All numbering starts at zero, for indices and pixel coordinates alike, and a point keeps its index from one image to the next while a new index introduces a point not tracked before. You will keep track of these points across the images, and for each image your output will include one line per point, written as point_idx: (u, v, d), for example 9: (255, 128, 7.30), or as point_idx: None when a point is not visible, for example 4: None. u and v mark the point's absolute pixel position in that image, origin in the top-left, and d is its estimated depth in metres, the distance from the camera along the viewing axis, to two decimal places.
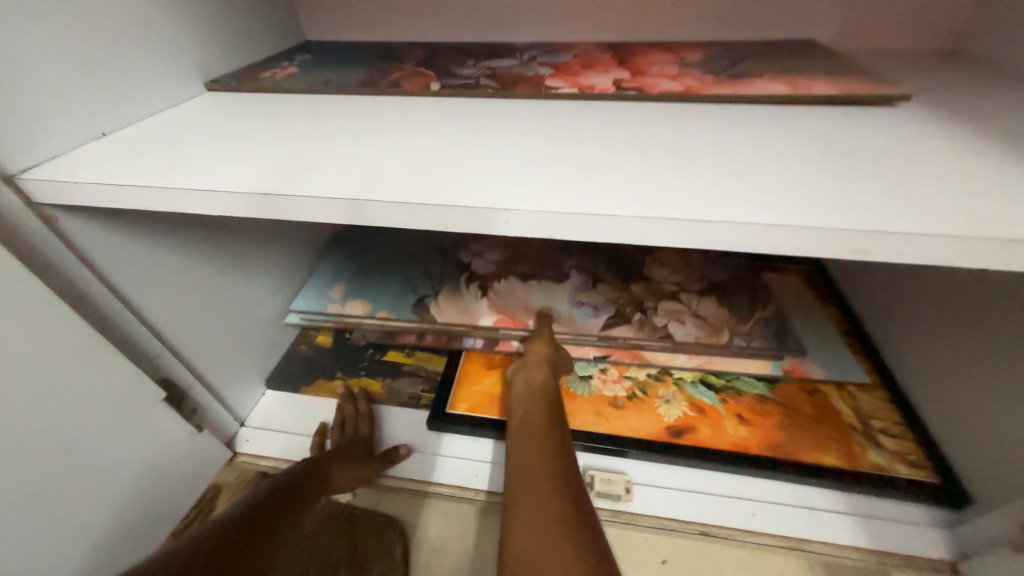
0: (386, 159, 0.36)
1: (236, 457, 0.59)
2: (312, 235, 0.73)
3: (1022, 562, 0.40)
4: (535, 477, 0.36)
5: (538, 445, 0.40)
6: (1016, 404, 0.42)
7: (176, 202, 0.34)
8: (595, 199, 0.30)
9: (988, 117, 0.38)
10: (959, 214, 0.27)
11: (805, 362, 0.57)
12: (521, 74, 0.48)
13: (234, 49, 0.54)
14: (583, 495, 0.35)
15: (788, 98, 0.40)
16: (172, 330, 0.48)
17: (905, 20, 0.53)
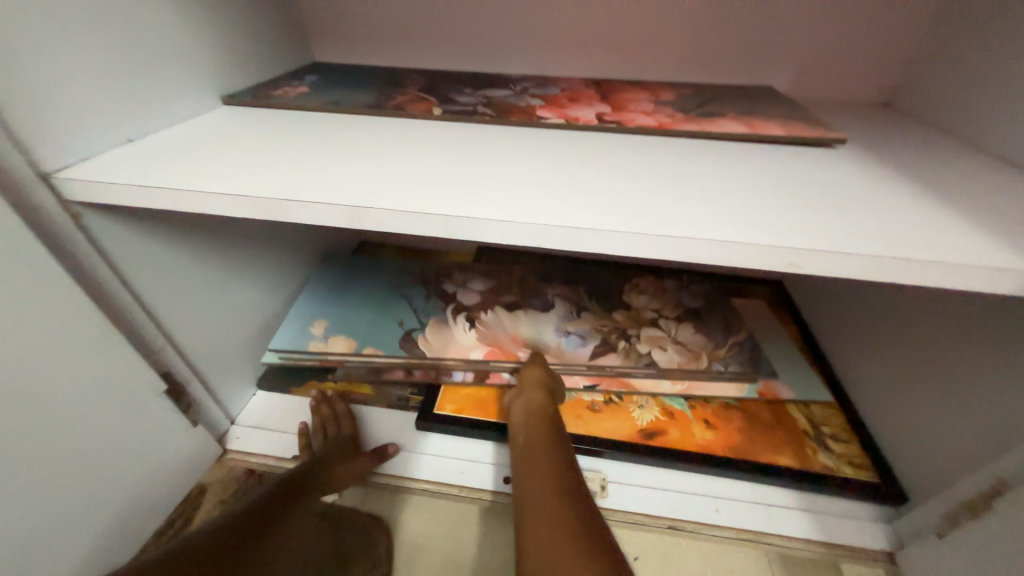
0: (395, 173, 0.40)
1: (225, 456, 0.60)
2: (308, 243, 0.76)
3: (947, 549, 0.45)
4: (544, 497, 0.40)
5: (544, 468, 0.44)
6: (943, 407, 0.48)
7: (198, 203, 0.38)
8: (579, 214, 0.34)
9: (910, 159, 0.44)
10: (878, 236, 0.33)
11: (777, 384, 0.63)
12: (515, 104, 0.54)
13: (249, 68, 0.58)
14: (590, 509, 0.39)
15: (745, 137, 0.46)
16: (175, 326, 0.50)
17: (848, 75, 0.61)
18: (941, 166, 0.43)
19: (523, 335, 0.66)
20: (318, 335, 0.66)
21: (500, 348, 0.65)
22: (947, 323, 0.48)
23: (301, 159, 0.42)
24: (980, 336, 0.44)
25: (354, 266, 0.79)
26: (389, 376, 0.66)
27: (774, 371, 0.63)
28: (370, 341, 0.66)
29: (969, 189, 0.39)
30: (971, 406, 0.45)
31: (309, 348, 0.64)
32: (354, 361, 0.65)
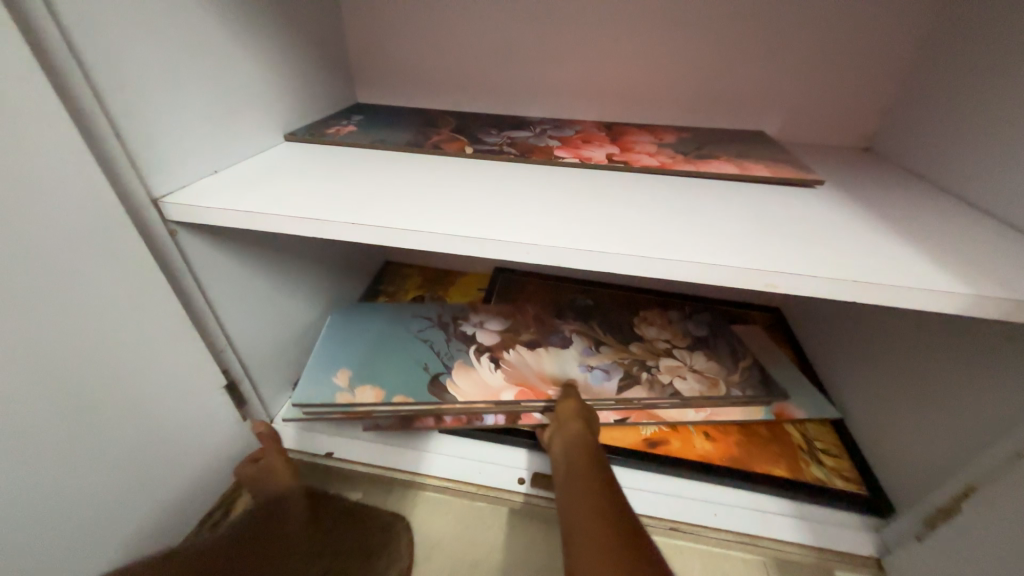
0: (435, 201, 0.47)
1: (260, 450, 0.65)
2: (343, 262, 0.84)
3: (929, 554, 0.49)
4: (589, 514, 0.41)
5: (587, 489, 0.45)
6: (922, 420, 0.53)
7: (273, 223, 0.45)
8: (593, 239, 0.41)
9: (880, 198, 0.51)
10: (844, 262, 0.39)
11: (789, 405, 0.67)
12: (536, 145, 0.62)
13: (307, 110, 0.67)
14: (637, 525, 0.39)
15: (736, 176, 0.53)
16: (233, 331, 0.57)
17: (832, 124, 0.69)
18: (909, 205, 0.49)
19: (549, 373, 0.68)
20: (343, 387, 0.66)
21: (529, 388, 0.66)
22: (922, 343, 0.53)
23: (354, 190, 0.49)
24: (950, 354, 0.49)
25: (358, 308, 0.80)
26: (420, 424, 0.66)
27: (786, 393, 0.67)
28: (400, 388, 0.66)
29: (929, 224, 0.45)
30: (943, 420, 0.49)
31: (337, 400, 0.64)
32: (384, 410, 0.64)
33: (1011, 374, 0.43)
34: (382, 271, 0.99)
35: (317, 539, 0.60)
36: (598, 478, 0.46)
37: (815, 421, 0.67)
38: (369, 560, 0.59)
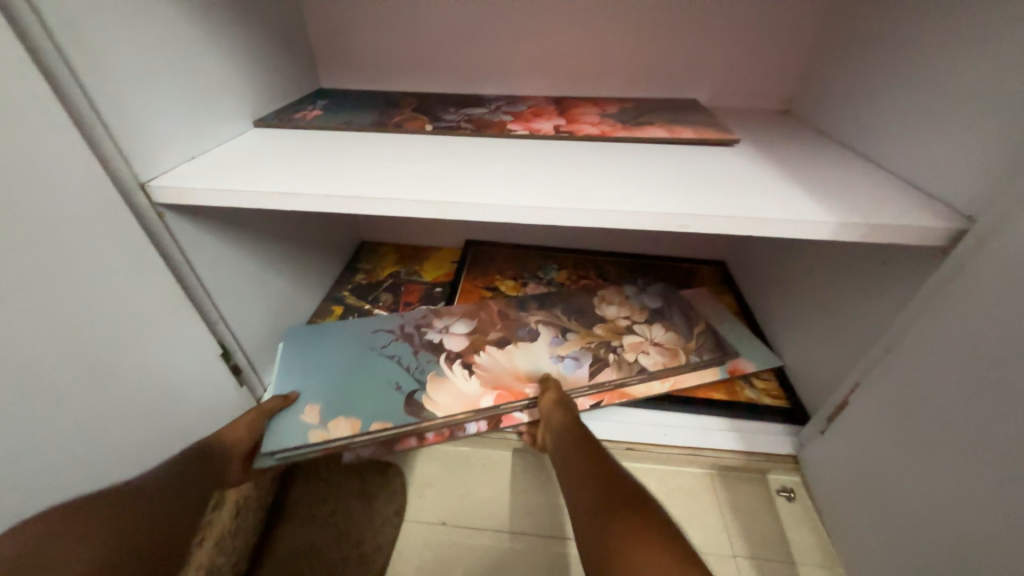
0: (400, 173, 0.52)
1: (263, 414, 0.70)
2: (321, 243, 0.88)
3: (831, 446, 0.60)
4: (604, 508, 0.44)
5: (594, 483, 0.48)
6: (834, 340, 0.63)
7: (257, 199, 0.50)
8: (538, 196, 0.48)
9: (785, 151, 0.60)
10: (746, 203, 0.47)
11: (741, 360, 0.75)
12: (491, 120, 0.68)
13: (273, 96, 0.71)
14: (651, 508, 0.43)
15: (666, 139, 0.61)
16: (224, 310, 0.62)
17: (755, 90, 0.77)
18: (808, 156, 0.58)
19: (522, 371, 0.71)
20: (315, 423, 0.64)
21: (506, 390, 0.69)
22: (834, 274, 0.63)
23: (327, 167, 0.54)
24: (856, 282, 0.59)
25: (313, 328, 0.78)
26: (404, 446, 0.68)
27: (737, 351, 0.76)
28: (376, 414, 0.65)
29: (820, 170, 0.54)
30: (850, 335, 0.60)
31: (312, 439, 0.62)
32: (364, 438, 0.63)
33: (892, 290, 0.52)
34: (359, 251, 1.04)
35: (326, 485, 0.69)
36: (600, 469, 0.50)
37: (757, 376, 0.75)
38: (369, 500, 0.67)
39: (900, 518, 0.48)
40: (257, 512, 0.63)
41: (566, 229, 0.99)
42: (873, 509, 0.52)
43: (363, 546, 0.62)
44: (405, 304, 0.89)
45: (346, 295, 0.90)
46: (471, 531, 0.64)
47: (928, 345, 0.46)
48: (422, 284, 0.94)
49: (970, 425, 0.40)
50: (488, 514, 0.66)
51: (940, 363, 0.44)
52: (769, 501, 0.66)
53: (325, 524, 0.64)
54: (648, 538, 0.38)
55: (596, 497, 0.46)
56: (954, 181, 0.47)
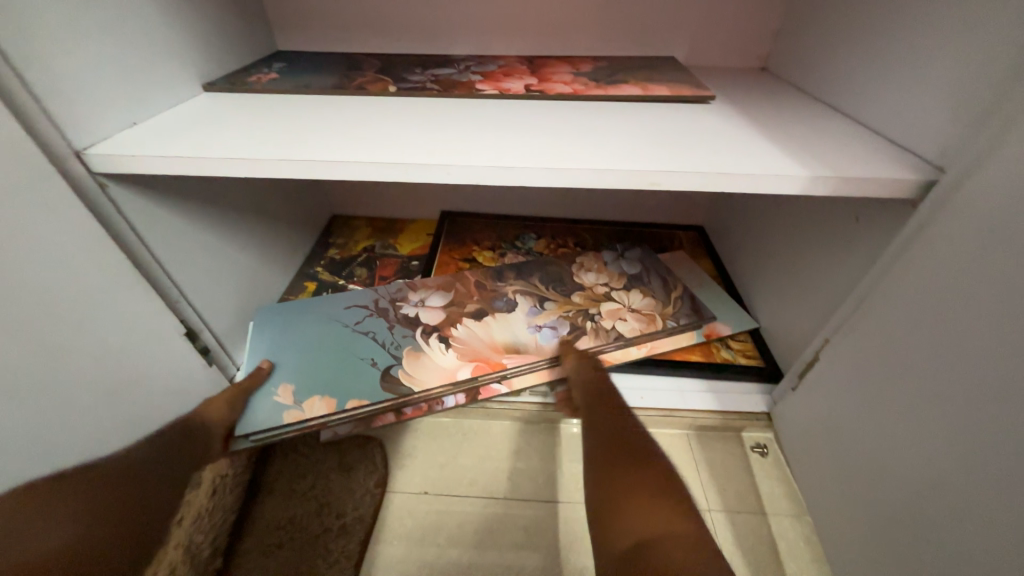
0: (361, 136, 0.50)
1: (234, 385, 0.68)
2: (289, 217, 0.85)
3: (802, 402, 0.61)
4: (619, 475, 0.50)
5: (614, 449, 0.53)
6: (808, 299, 0.64)
7: (210, 167, 0.47)
8: (506, 156, 0.46)
9: (760, 107, 0.58)
10: (717, 159, 0.46)
11: (717, 323, 0.76)
12: (459, 80, 0.64)
13: (223, 58, 0.66)
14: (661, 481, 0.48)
15: (639, 96, 0.59)
16: (186, 287, 0.59)
17: (734, 47, 0.75)
18: (783, 112, 0.57)
19: (500, 342, 0.70)
20: (289, 404, 0.63)
21: (484, 362, 0.68)
22: (809, 232, 0.63)
23: (283, 131, 0.51)
24: (828, 239, 0.59)
25: (285, 305, 0.76)
26: (381, 422, 0.66)
27: (713, 314, 0.77)
28: (351, 392, 0.64)
29: (794, 125, 0.53)
30: (823, 293, 0.60)
31: (286, 420, 0.61)
32: (341, 416, 0.62)
33: (863, 245, 0.53)
34: (331, 225, 1.00)
35: (306, 460, 0.68)
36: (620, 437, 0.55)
37: (734, 337, 0.76)
38: (349, 473, 0.67)
39: (867, 466, 0.49)
40: (236, 489, 0.63)
41: (544, 197, 0.97)
42: (840, 459, 0.54)
43: (345, 518, 0.62)
44: (381, 278, 0.87)
45: (319, 271, 0.88)
46: (453, 499, 0.65)
47: (895, 298, 0.46)
48: (397, 257, 0.92)
49: (937, 375, 0.41)
50: (470, 482, 0.67)
51: (910, 315, 0.44)
52: (742, 457, 0.68)
53: (307, 498, 0.64)
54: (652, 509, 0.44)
55: (608, 466, 0.51)
56: (924, 132, 0.46)
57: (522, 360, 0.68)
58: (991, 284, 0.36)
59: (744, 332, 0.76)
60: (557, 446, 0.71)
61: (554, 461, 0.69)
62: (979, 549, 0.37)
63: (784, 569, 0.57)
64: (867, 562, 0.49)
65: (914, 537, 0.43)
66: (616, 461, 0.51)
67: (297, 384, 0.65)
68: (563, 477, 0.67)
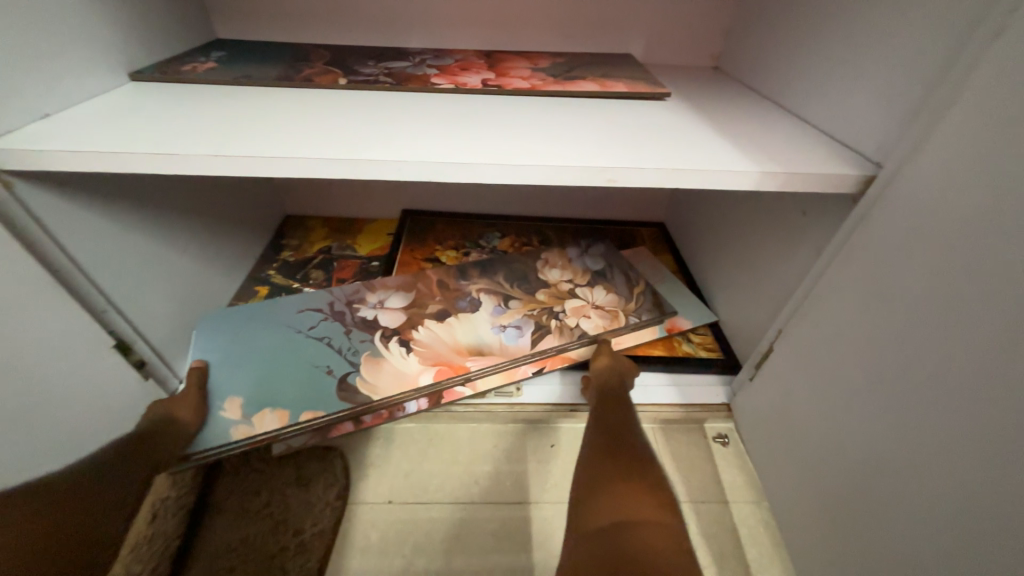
0: (307, 131, 0.47)
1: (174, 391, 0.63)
2: (235, 217, 0.79)
3: (758, 393, 0.64)
4: (610, 467, 0.50)
5: (613, 443, 0.54)
6: (763, 291, 0.66)
7: (134, 163, 0.43)
8: (461, 153, 0.44)
9: (713, 105, 0.59)
10: (672, 155, 0.46)
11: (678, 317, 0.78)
12: (414, 74, 0.62)
13: (152, 46, 0.60)
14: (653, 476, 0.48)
15: (597, 92, 0.58)
16: (115, 295, 0.54)
17: (689, 45, 0.76)
18: (735, 109, 0.58)
19: (463, 344, 0.69)
20: (237, 418, 0.59)
21: (446, 365, 0.66)
22: (763, 226, 0.65)
23: (220, 124, 0.47)
24: (779, 232, 0.61)
25: (232, 310, 0.71)
26: (339, 432, 0.65)
27: (675, 309, 0.78)
28: (305, 403, 0.61)
29: (745, 122, 0.54)
30: (777, 285, 0.62)
31: (234, 436, 0.57)
32: (292, 429, 0.59)
33: (813, 237, 0.55)
34: (284, 226, 0.95)
35: (260, 476, 0.64)
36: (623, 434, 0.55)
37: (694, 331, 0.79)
38: (307, 487, 0.63)
39: (819, 450, 0.51)
40: (179, 512, 0.58)
41: (507, 194, 0.95)
42: (794, 445, 0.56)
43: (303, 534, 0.59)
44: (339, 280, 0.83)
45: (271, 274, 0.83)
46: (419, 507, 0.62)
47: (840, 290, 0.48)
48: (356, 258, 0.88)
49: (882, 361, 0.43)
50: (436, 488, 0.65)
51: (854, 305, 0.46)
52: (704, 448, 0.69)
53: (261, 516, 0.60)
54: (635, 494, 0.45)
55: (595, 459, 0.52)
56: (864, 129, 0.48)
57: (485, 362, 0.67)
58: (930, 273, 0.38)
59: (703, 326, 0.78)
60: (524, 446, 0.70)
61: (522, 462, 0.68)
62: (923, 525, 0.38)
63: (745, 555, 0.58)
64: (821, 542, 0.51)
65: (864, 517, 0.45)
66: (603, 455, 0.52)
67: (246, 396, 0.61)
68: (531, 477, 0.66)
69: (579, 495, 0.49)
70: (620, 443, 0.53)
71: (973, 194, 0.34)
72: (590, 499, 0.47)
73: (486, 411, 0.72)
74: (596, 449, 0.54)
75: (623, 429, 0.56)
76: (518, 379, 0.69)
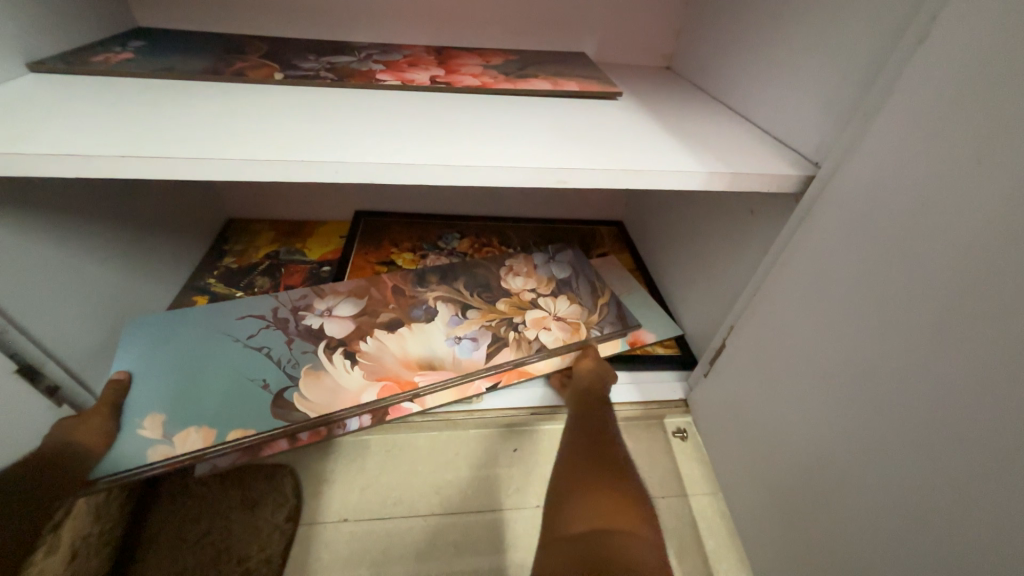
0: (232, 130, 0.43)
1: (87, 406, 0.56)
2: (166, 222, 0.73)
3: (711, 388, 0.65)
4: (595, 480, 0.50)
5: (598, 459, 0.53)
6: (716, 289, 0.67)
7: (26, 165, 0.38)
8: (403, 153, 0.42)
9: (663, 105, 0.60)
10: (622, 156, 0.46)
11: (643, 331, 0.77)
12: (357, 69, 0.59)
13: (58, 34, 0.54)
14: (635, 494, 0.49)
15: (549, 91, 0.57)
16: (21, 314, 0.48)
17: (641, 45, 0.76)
18: (684, 110, 0.59)
19: (413, 357, 0.67)
20: (157, 437, 0.55)
21: (393, 381, 0.64)
22: (714, 225, 0.67)
23: (135, 122, 0.43)
24: (729, 231, 0.63)
25: (157, 319, 0.66)
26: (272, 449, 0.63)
27: (639, 323, 0.77)
28: (236, 421, 0.57)
29: (693, 123, 0.55)
30: (728, 283, 0.64)
31: (151, 457, 0.53)
32: (220, 447, 0.55)
33: (760, 235, 0.56)
34: (226, 230, 0.89)
35: (198, 501, 0.59)
36: (609, 449, 0.55)
37: (663, 345, 0.78)
38: (254, 510, 0.59)
39: (770, 443, 0.53)
40: (103, 549, 0.53)
41: (465, 195, 0.93)
42: (745, 438, 0.58)
43: (248, 561, 0.54)
44: (286, 287, 0.79)
45: (211, 283, 0.77)
46: (378, 520, 0.60)
47: (786, 287, 0.50)
48: (305, 263, 0.84)
49: (826, 354, 0.44)
50: (395, 501, 0.62)
51: (798, 301, 0.48)
52: (664, 443, 0.70)
53: (199, 546, 0.55)
54: (616, 509, 0.46)
55: (577, 471, 0.52)
56: (804, 131, 0.49)
57: (435, 378, 0.65)
58: (868, 270, 0.39)
59: (670, 340, 0.78)
60: (488, 452, 0.68)
61: (485, 469, 0.66)
62: (866, 509, 0.40)
63: (705, 546, 0.60)
64: (773, 531, 0.53)
65: (813, 504, 0.47)
66: (585, 468, 0.52)
67: (173, 413, 0.57)
68: (496, 483, 0.65)
69: (551, 504, 0.49)
70: (606, 459, 0.53)
71: (905, 195, 0.36)
72: (570, 509, 0.47)
73: (442, 419, 0.68)
74: (581, 461, 0.53)
75: (605, 437, 0.57)
76: (472, 395, 0.66)
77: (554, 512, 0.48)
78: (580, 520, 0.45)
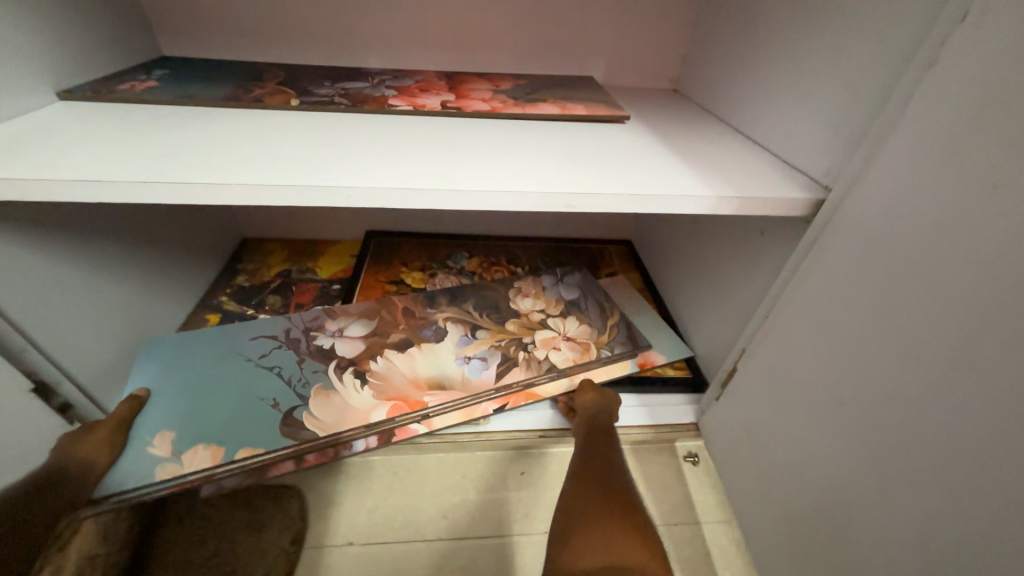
0: (248, 156, 0.44)
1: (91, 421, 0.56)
2: (183, 241, 0.75)
3: (723, 412, 0.64)
4: (605, 512, 0.49)
5: (607, 490, 0.52)
6: (727, 311, 0.67)
7: (51, 190, 0.39)
8: (413, 178, 0.43)
9: (670, 128, 0.60)
10: (630, 180, 0.46)
11: (654, 352, 0.76)
12: (370, 95, 0.60)
13: (86, 64, 0.57)
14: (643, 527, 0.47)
15: (557, 115, 0.58)
16: (39, 333, 0.49)
17: (648, 69, 0.78)
18: (691, 132, 0.59)
19: (422, 377, 0.66)
20: (165, 454, 0.55)
21: (401, 401, 0.63)
22: (723, 246, 0.66)
23: (157, 148, 0.44)
24: (739, 252, 0.62)
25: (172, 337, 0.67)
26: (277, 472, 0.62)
27: (650, 344, 0.76)
28: (244, 440, 0.57)
29: (700, 146, 0.55)
30: (739, 305, 0.63)
31: (156, 475, 0.53)
32: (228, 466, 0.55)
33: (771, 257, 0.56)
34: (241, 249, 0.91)
35: (206, 522, 0.59)
36: (617, 481, 0.54)
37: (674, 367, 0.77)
38: (260, 532, 0.59)
39: (785, 471, 0.51)
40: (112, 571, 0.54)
41: (475, 215, 0.94)
42: (759, 466, 0.56)
43: None
44: (297, 305, 0.79)
45: (224, 301, 0.79)
46: (382, 545, 0.59)
47: (798, 311, 0.49)
48: (316, 282, 0.85)
49: (841, 380, 0.43)
50: (401, 525, 0.61)
51: (812, 325, 0.47)
52: (676, 468, 0.69)
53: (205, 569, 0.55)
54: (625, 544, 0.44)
55: (586, 501, 0.51)
56: (814, 154, 0.49)
57: (443, 398, 0.64)
58: (882, 295, 0.39)
59: (680, 362, 0.77)
60: (496, 475, 0.67)
61: (492, 492, 0.65)
62: (884, 546, 0.38)
63: None
64: (790, 564, 0.51)
65: (831, 537, 0.45)
66: (593, 500, 0.51)
67: (183, 430, 0.57)
68: (504, 508, 0.63)
69: (560, 530, 0.49)
70: (615, 492, 0.52)
71: (918, 220, 0.36)
72: (579, 539, 0.46)
73: (449, 440, 0.67)
74: (591, 493, 0.52)
75: (614, 468, 0.56)
76: (479, 416, 0.66)
77: (562, 543, 0.47)
78: (590, 550, 0.44)
